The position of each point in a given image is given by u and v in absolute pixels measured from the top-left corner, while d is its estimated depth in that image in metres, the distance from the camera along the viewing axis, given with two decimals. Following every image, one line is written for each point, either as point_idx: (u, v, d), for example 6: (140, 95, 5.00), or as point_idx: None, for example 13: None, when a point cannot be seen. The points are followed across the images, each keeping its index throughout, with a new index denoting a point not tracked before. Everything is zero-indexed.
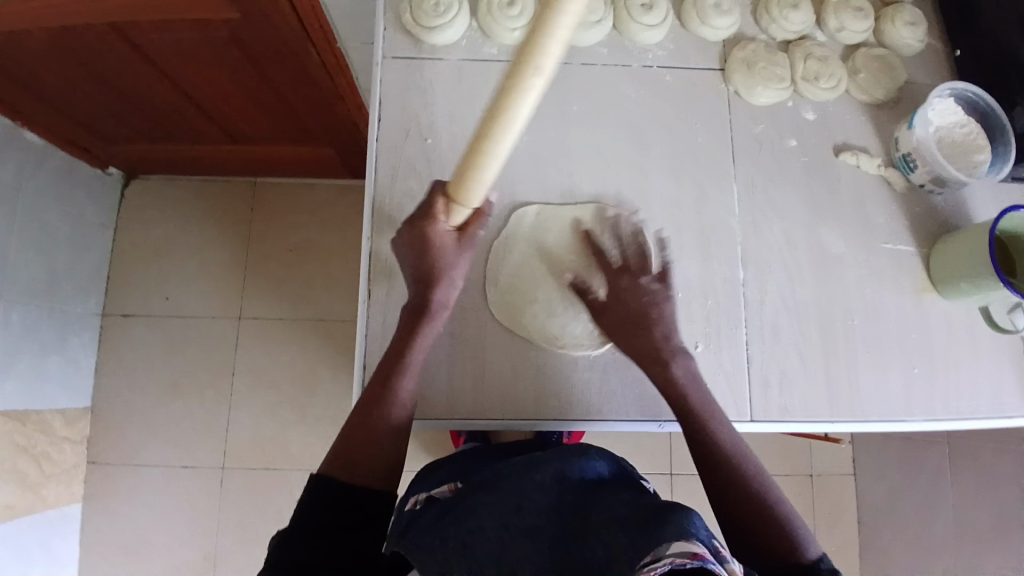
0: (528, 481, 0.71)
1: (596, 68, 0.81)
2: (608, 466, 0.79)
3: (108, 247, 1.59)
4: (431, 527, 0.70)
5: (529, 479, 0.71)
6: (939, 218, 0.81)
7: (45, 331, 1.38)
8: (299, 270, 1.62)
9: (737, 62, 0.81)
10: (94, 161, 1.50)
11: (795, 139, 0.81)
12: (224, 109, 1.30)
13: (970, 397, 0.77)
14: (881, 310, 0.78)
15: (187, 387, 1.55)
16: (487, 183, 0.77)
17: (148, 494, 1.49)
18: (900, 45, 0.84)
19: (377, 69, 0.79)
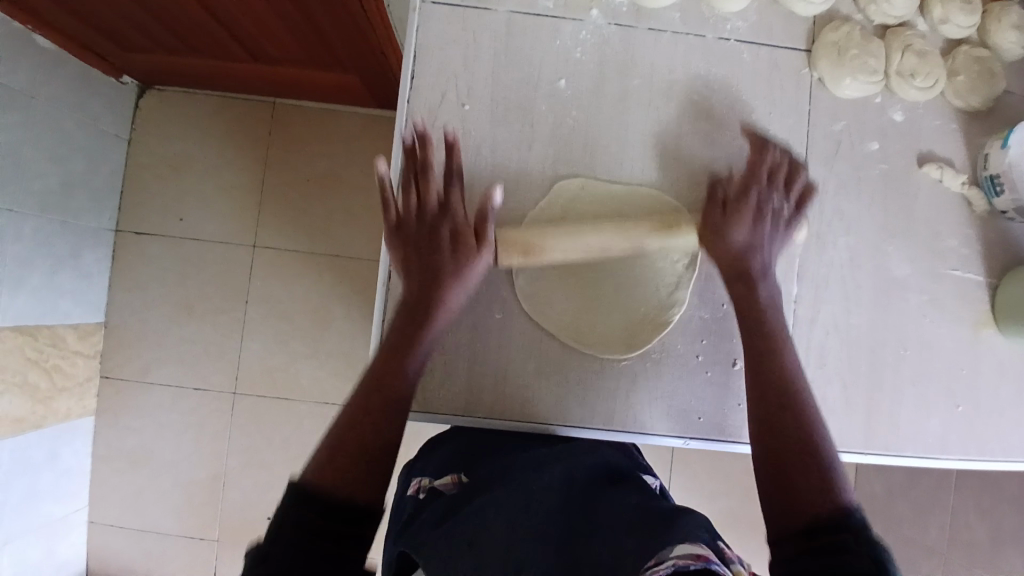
0: (537, 479, 0.67)
1: (665, 35, 0.71)
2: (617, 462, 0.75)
3: (122, 159, 1.53)
4: (431, 523, 0.65)
5: (538, 477, 0.67)
6: (1014, 248, 0.74)
7: (59, 245, 1.35)
8: (317, 202, 1.55)
9: (827, 45, 0.71)
10: (109, 69, 1.41)
11: (877, 143, 0.72)
12: (247, 28, 1.19)
13: (1010, 441, 0.74)
14: (936, 343, 0.73)
15: (198, 311, 1.54)
16: (531, 162, 0.70)
17: (159, 411, 1.52)
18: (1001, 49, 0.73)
19: (415, 17, 0.70)
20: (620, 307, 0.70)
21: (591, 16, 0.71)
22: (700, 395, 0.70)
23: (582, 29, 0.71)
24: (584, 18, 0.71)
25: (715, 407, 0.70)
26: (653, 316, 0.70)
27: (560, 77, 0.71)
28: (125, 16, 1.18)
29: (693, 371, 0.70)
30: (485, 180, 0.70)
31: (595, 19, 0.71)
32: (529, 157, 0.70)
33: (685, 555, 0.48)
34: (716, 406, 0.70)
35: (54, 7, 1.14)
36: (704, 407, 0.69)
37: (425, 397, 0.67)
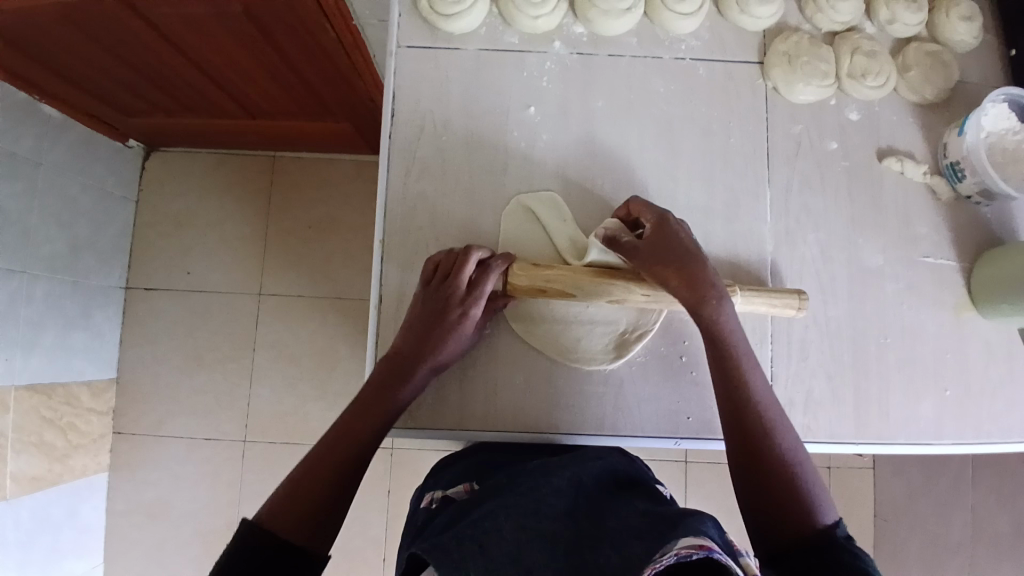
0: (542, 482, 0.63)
1: (624, 60, 0.76)
2: (631, 471, 0.71)
3: (129, 220, 1.59)
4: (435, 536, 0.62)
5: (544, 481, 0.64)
6: (986, 231, 0.76)
7: (69, 304, 1.40)
8: (317, 246, 1.60)
9: (778, 55, 0.75)
10: (114, 134, 1.49)
11: (837, 141, 0.76)
12: (239, 84, 1.25)
13: (1005, 421, 0.74)
14: (918, 330, 0.74)
15: (208, 360, 1.57)
16: (506, 185, 0.74)
17: (171, 463, 1.53)
18: (954, 40, 0.78)
19: (390, 60, 0.75)
20: (602, 315, 0.72)
21: (554, 48, 0.76)
22: (687, 395, 0.71)
23: (546, 60, 0.76)
24: (547, 49, 0.76)
25: (704, 405, 0.71)
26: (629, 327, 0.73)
27: (528, 104, 0.75)
28: (124, 81, 1.24)
29: (678, 371, 0.72)
30: (464, 205, 0.74)
31: (557, 50, 0.76)
32: (504, 181, 0.74)
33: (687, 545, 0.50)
34: (705, 405, 0.71)
35: (60, 77, 1.21)
36: (693, 407, 0.71)
37: (419, 414, 0.70)
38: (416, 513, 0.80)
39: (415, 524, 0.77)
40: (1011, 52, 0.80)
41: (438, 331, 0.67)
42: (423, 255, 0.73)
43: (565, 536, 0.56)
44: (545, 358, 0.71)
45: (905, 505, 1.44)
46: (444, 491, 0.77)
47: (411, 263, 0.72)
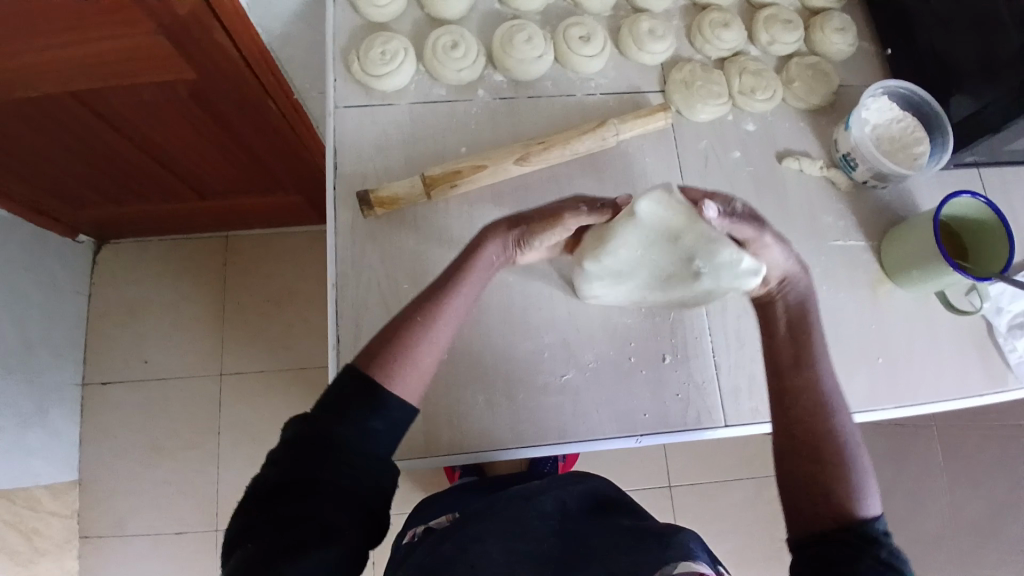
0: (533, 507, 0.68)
1: (543, 100, 0.85)
2: (600, 486, 0.75)
3: (82, 314, 1.57)
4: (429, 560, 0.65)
5: (534, 506, 0.68)
6: (886, 213, 0.85)
7: (24, 404, 1.36)
8: (279, 317, 1.61)
9: (676, 83, 0.85)
10: (64, 230, 1.50)
11: (740, 151, 0.85)
12: (189, 166, 1.30)
13: (936, 382, 0.80)
14: (839, 307, 0.81)
15: (171, 448, 1.52)
16: (448, 220, 0.80)
17: (139, 562, 1.45)
18: (830, 52, 0.89)
19: (331, 119, 0.81)
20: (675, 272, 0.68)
21: (479, 95, 0.84)
22: (640, 395, 0.76)
23: (473, 106, 0.84)
24: (473, 97, 0.84)
25: (658, 400, 0.75)
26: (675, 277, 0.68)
27: (461, 145, 0.82)
28: (75, 175, 1.28)
29: (629, 371, 0.76)
30: (410, 243, 0.78)
31: (482, 97, 0.84)
32: (445, 216, 0.80)
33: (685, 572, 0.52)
34: (658, 401, 0.75)
35: (9, 175, 1.24)
36: (647, 405, 0.75)
37: None
38: (396, 551, 0.78)
39: (394, 561, 0.76)
40: (884, 56, 0.92)
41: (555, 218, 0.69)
42: (374, 293, 0.76)
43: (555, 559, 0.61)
44: (501, 375, 0.75)
45: None
46: (424, 526, 0.77)
47: (365, 300, 0.76)
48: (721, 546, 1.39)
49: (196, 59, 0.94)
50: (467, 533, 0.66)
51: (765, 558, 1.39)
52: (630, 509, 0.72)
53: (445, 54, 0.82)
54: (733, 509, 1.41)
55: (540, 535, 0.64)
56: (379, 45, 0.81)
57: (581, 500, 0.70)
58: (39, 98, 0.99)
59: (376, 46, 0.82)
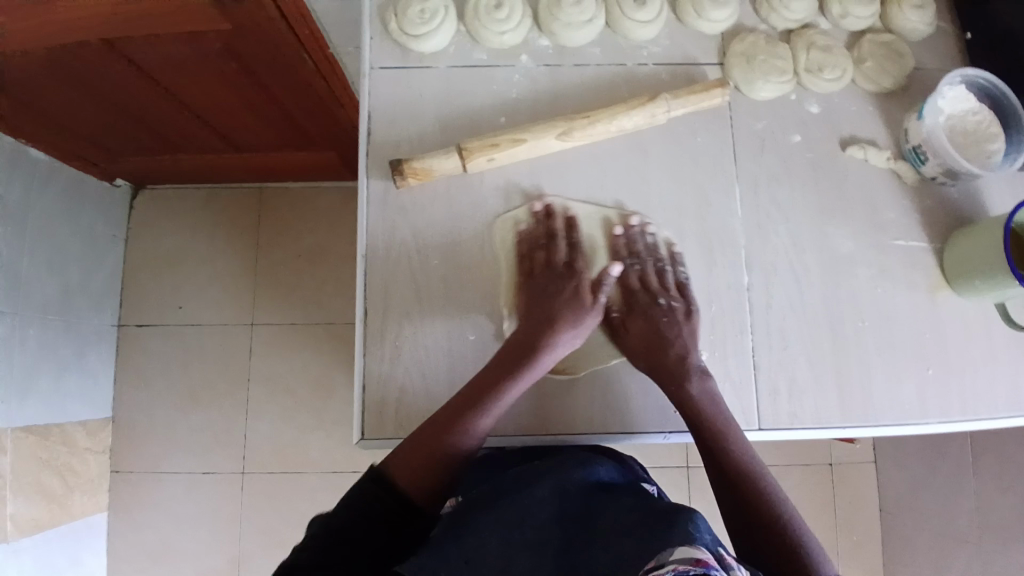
0: (529, 488, 0.62)
1: (589, 69, 0.79)
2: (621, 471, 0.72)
3: (119, 259, 1.60)
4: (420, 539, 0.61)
5: (530, 488, 0.62)
6: (954, 212, 0.79)
7: (63, 345, 1.41)
8: (308, 273, 1.61)
9: (736, 56, 0.78)
10: (102, 176, 1.51)
11: (799, 135, 0.79)
12: (222, 118, 1.27)
13: (989, 397, 0.75)
14: (893, 311, 0.76)
15: (202, 395, 1.57)
16: (482, 194, 0.76)
17: (172, 500, 1.52)
18: (908, 29, 0.81)
19: (365, 82, 0.77)
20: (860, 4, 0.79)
21: (520, 61, 0.79)
22: None
23: (514, 73, 0.79)
24: (514, 63, 0.79)
25: None
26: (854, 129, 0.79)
27: (499, 115, 0.78)
28: (111, 122, 1.27)
29: None
30: (441, 218, 0.76)
31: (525, 63, 0.79)
32: (479, 190, 0.76)
33: (683, 560, 0.47)
34: None
35: (48, 121, 1.24)
36: None
37: (410, 426, 0.71)
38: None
39: None
40: (968, 37, 0.83)
41: (559, 292, 0.71)
42: (406, 268, 0.74)
43: (552, 546, 0.56)
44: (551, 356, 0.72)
45: (912, 498, 1.43)
46: None
47: (392, 275, 0.74)
48: None
49: (229, 9, 0.90)
50: (460, 518, 0.61)
51: None
52: (633, 489, 0.66)
53: (487, 15, 0.76)
54: None
55: (535, 523, 0.58)
56: (418, 2, 0.76)
57: (583, 482, 0.64)
58: (74, 46, 0.97)
59: (415, 4, 0.77)
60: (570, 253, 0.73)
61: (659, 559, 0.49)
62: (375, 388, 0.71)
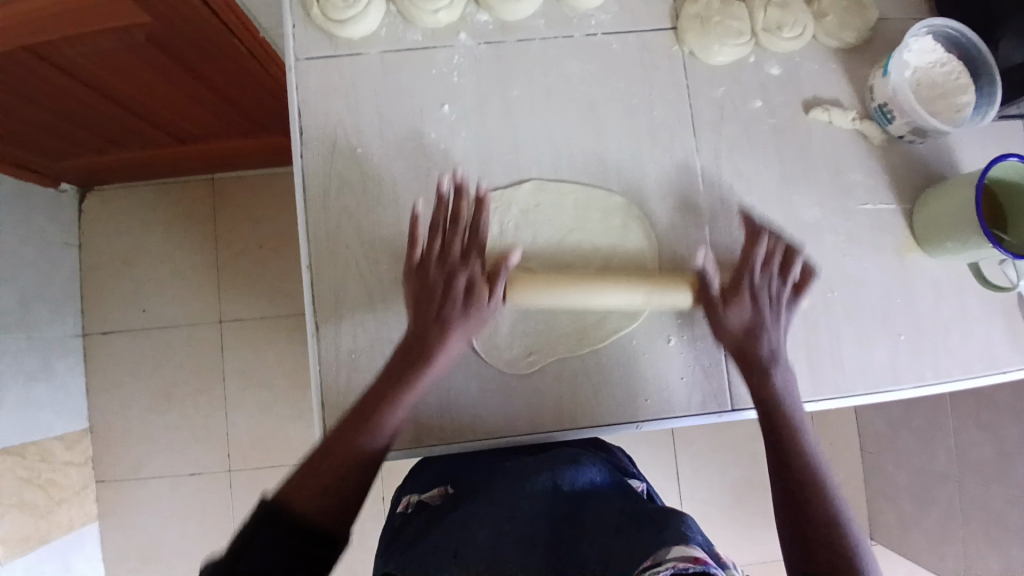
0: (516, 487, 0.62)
1: (534, 43, 0.74)
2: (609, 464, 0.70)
3: (75, 265, 1.53)
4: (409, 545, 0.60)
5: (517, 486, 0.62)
6: (921, 169, 0.76)
7: (27, 361, 1.36)
8: (274, 264, 1.56)
9: (690, 18, 0.73)
10: (44, 180, 1.43)
11: (760, 99, 0.75)
12: (161, 112, 1.19)
13: (960, 357, 0.74)
14: (863, 278, 0.74)
15: (178, 396, 1.53)
16: (429, 190, 0.72)
17: (160, 503, 1.51)
18: None
19: (292, 75, 0.71)
20: None
21: (460, 40, 0.73)
22: (642, 377, 0.72)
23: (454, 54, 0.73)
24: (453, 42, 0.73)
25: (661, 385, 0.72)
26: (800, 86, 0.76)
27: (442, 103, 0.73)
28: (43, 127, 1.18)
29: (630, 354, 0.72)
30: (389, 220, 0.71)
31: (465, 41, 0.73)
32: (426, 186, 0.72)
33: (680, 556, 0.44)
34: (660, 385, 0.72)
35: None
36: (649, 388, 0.71)
37: None
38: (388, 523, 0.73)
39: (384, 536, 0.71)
40: None
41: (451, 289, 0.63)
42: (356, 274, 0.70)
43: (538, 541, 0.54)
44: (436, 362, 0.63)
45: (891, 438, 1.46)
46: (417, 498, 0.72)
47: (343, 286, 0.70)
48: (722, 480, 1.39)
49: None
50: (452, 519, 0.59)
51: (767, 492, 1.39)
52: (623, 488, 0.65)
53: None
54: (734, 442, 1.40)
55: (524, 522, 0.56)
56: None
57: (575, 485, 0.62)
58: None
59: None
60: (467, 219, 0.64)
61: (657, 557, 0.45)
62: (333, 404, 0.69)
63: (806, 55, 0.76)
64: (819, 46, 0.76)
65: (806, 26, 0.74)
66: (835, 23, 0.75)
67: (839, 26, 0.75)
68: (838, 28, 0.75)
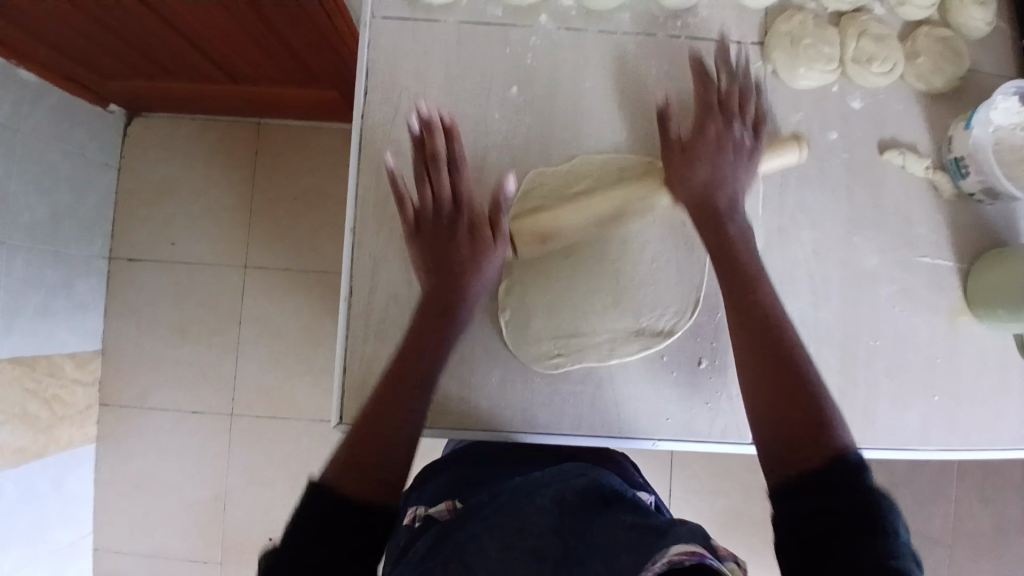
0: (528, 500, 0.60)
1: (615, 37, 0.71)
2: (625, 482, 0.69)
3: (111, 188, 1.54)
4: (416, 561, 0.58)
5: (528, 498, 0.60)
6: (988, 231, 0.73)
7: (51, 275, 1.37)
8: (304, 218, 1.55)
9: (779, 36, 0.71)
10: (94, 99, 1.43)
11: (837, 132, 0.72)
12: (219, 50, 1.19)
13: (995, 430, 0.72)
14: (909, 334, 0.72)
15: (192, 333, 1.55)
16: (483, 171, 0.70)
17: (158, 435, 1.53)
18: (966, 28, 0.74)
19: (364, 32, 0.70)
20: None
21: (539, 22, 0.71)
22: (668, 397, 0.70)
23: (530, 35, 0.71)
24: (532, 24, 0.71)
25: (686, 408, 0.70)
26: (878, 123, 0.73)
27: (511, 84, 0.71)
28: (99, 44, 1.18)
29: (659, 371, 0.70)
30: None
31: (544, 24, 0.71)
32: (481, 167, 0.70)
33: (679, 551, 0.46)
34: (685, 407, 0.70)
35: (34, 41, 1.16)
36: (673, 409, 0.70)
37: None
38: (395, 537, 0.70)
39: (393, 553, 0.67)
40: None
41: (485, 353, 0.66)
42: (397, 245, 0.69)
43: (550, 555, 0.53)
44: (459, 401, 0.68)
45: None
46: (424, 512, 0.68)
47: (383, 255, 0.69)
48: (712, 504, 1.37)
49: None
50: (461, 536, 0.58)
51: (756, 526, 1.37)
52: (634, 504, 0.62)
53: None
54: (732, 474, 1.38)
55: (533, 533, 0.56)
56: None
57: (583, 492, 0.61)
58: None
59: None
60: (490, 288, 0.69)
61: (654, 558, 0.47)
62: (356, 371, 0.68)
63: (891, 94, 0.73)
64: (907, 86, 0.74)
65: (896, 63, 0.71)
66: (927, 66, 0.72)
67: (930, 70, 0.72)
68: (931, 70, 0.72)
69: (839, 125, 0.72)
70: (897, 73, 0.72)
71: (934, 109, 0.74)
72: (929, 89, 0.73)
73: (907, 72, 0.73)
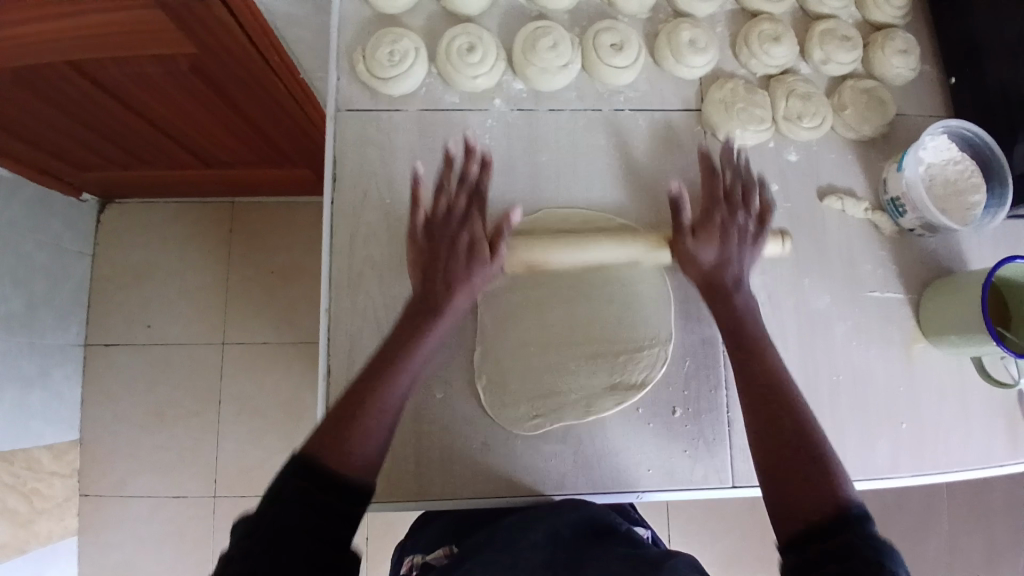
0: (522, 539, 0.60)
1: (565, 114, 0.77)
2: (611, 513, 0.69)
3: (86, 274, 1.55)
4: None
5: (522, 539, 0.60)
6: (929, 263, 0.79)
7: (27, 366, 1.36)
8: (282, 291, 1.57)
9: (714, 103, 0.77)
10: (69, 189, 1.46)
11: (777, 184, 0.78)
12: (195, 138, 1.24)
13: (961, 452, 0.75)
14: (868, 366, 0.76)
15: (171, 415, 1.52)
16: None
17: (139, 523, 1.48)
18: (889, 75, 0.81)
19: (331, 124, 0.74)
20: (847, 46, 0.79)
21: (495, 105, 0.76)
22: (647, 448, 0.72)
23: (488, 117, 0.76)
24: (488, 107, 0.76)
25: (664, 458, 0.72)
26: (814, 173, 0.79)
27: None
28: (75, 138, 1.22)
29: (636, 423, 0.72)
30: None
31: (499, 107, 0.76)
32: None
33: None
34: (665, 456, 0.72)
35: (12, 140, 1.19)
36: (653, 459, 0.72)
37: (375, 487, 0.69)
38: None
39: None
40: (946, 86, 0.84)
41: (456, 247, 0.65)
42: (373, 322, 0.72)
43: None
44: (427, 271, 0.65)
45: None
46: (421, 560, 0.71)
47: (360, 332, 0.71)
48: (710, 547, 1.36)
49: (194, 33, 0.87)
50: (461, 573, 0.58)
51: (755, 566, 1.36)
52: (628, 538, 0.62)
53: (460, 57, 0.74)
54: (728, 514, 1.38)
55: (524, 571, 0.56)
56: (388, 43, 0.74)
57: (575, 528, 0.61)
58: (38, 69, 0.94)
59: (384, 45, 0.74)
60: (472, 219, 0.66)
61: None
62: None
63: (824, 146, 0.80)
64: (838, 138, 0.80)
65: (824, 116, 0.78)
66: (854, 117, 0.79)
67: (857, 120, 0.79)
68: (856, 121, 0.79)
69: (780, 177, 0.78)
70: (826, 126, 0.78)
71: (865, 156, 0.80)
72: (859, 135, 0.80)
73: (836, 125, 0.80)
